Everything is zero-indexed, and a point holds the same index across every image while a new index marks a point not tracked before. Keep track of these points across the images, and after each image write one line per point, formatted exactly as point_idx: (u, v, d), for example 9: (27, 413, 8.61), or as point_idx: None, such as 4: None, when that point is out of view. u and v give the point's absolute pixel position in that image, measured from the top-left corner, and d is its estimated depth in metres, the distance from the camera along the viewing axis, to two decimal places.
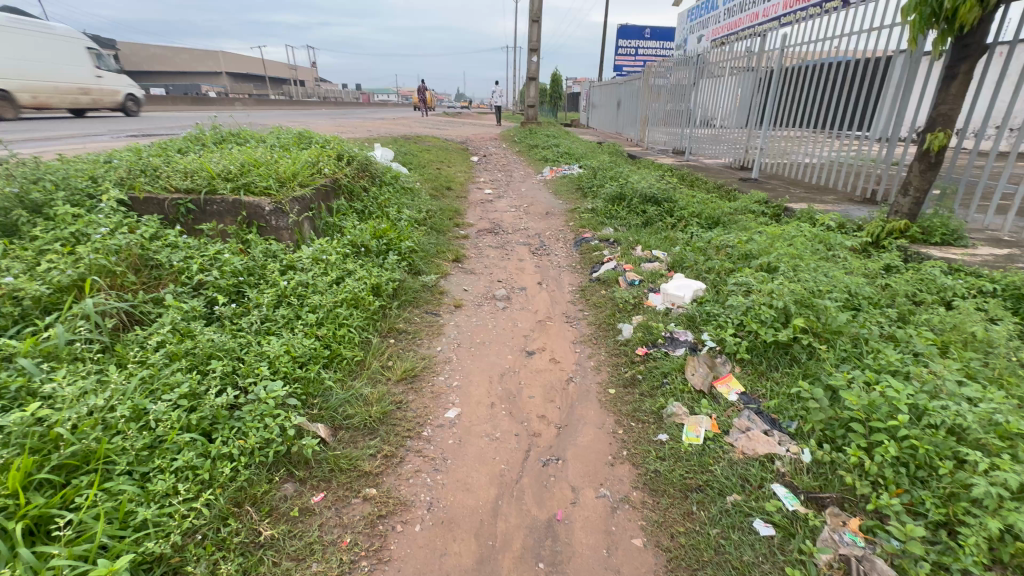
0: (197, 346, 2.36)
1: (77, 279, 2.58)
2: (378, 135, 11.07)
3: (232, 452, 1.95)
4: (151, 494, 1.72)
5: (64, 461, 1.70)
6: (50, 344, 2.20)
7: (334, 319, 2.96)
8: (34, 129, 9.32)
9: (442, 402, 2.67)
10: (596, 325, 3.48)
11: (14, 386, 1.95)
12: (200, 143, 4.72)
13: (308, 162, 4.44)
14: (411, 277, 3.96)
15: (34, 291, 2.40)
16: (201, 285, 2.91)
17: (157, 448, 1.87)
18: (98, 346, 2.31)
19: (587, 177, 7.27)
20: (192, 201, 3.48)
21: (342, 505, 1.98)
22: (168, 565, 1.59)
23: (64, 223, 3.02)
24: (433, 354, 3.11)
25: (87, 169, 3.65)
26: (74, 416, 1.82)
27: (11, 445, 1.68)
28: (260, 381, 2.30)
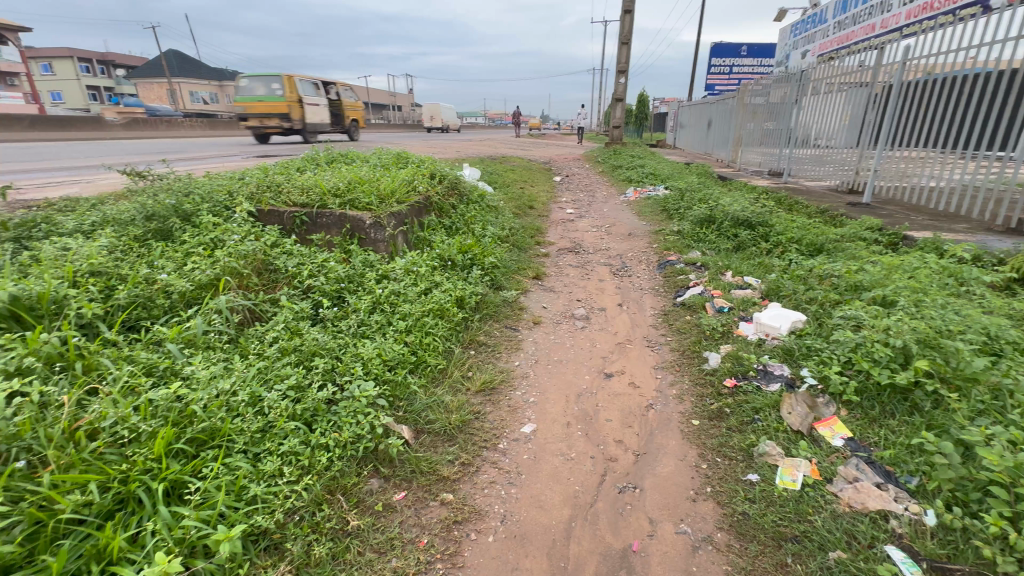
0: (304, 343, 2.62)
1: (214, 278, 2.98)
2: (468, 155, 11.63)
3: (329, 443, 2.13)
4: (260, 473, 1.91)
5: (196, 435, 1.96)
6: (190, 333, 2.56)
7: (421, 327, 3.13)
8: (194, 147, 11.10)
9: (519, 416, 2.70)
10: (680, 351, 3.33)
11: (163, 367, 2.29)
12: (315, 162, 5.30)
13: (405, 181, 4.78)
14: (493, 292, 4.08)
15: (181, 287, 2.82)
16: (310, 289, 3.23)
17: (268, 432, 2.09)
18: (226, 337, 2.64)
19: (674, 199, 7.05)
20: (306, 214, 3.88)
21: (420, 506, 2.06)
22: (271, 539, 1.76)
23: (206, 230, 3.51)
24: (511, 368, 3.16)
25: (225, 185, 4.22)
26: (206, 397, 2.09)
27: (158, 416, 1.97)
28: (354, 380, 2.48)
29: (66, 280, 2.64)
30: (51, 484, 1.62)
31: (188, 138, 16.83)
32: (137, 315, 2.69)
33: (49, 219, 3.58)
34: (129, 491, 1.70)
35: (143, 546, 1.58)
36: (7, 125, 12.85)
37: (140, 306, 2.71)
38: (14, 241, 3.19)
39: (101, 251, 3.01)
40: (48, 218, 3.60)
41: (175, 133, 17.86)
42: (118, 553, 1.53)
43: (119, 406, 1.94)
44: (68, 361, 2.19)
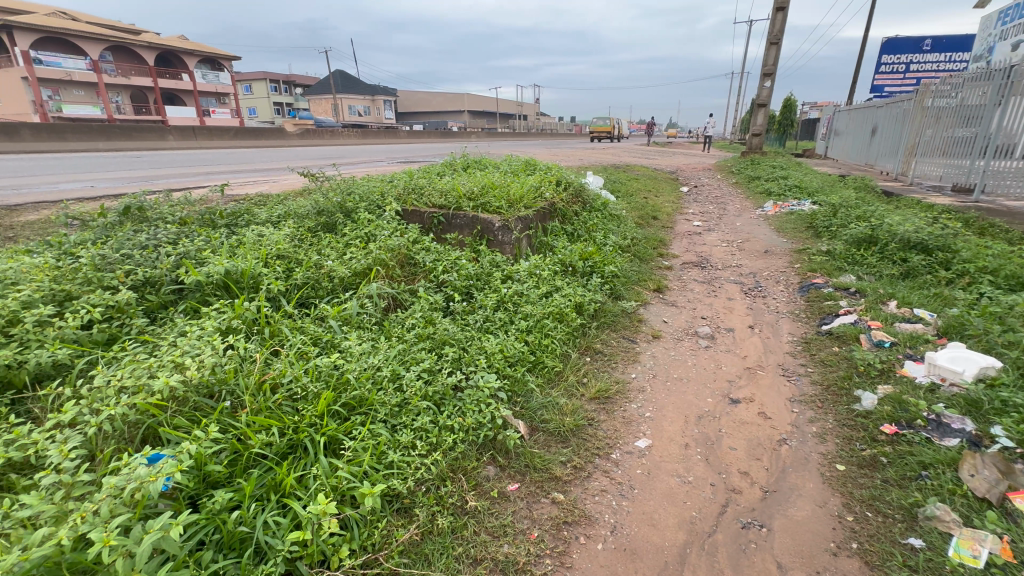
0: (436, 332, 2.87)
1: (367, 268, 3.41)
2: (590, 163, 11.63)
3: (454, 425, 2.30)
4: (397, 443, 2.14)
5: (348, 401, 2.26)
6: (347, 313, 2.96)
7: (541, 328, 3.22)
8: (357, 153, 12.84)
9: (633, 429, 2.64)
10: (823, 385, 2.96)
11: (326, 340, 2.69)
12: (452, 168, 5.74)
13: (533, 187, 4.96)
14: (611, 301, 4.04)
15: (341, 273, 3.27)
16: (443, 283, 3.52)
17: (404, 407, 2.32)
18: (374, 319, 3.00)
19: (824, 215, 6.26)
20: (443, 215, 4.23)
21: (532, 500, 2.13)
22: (402, 503, 1.96)
23: (362, 225, 4.03)
24: (627, 379, 3.10)
25: (379, 186, 4.79)
26: (357, 369, 2.41)
27: (321, 380, 2.32)
28: (478, 370, 2.65)
29: (261, 260, 3.24)
30: (246, 423, 2.00)
31: (346, 145, 19.37)
32: (308, 294, 3.19)
33: (250, 210, 4.42)
34: (299, 439, 2.03)
35: (307, 486, 1.87)
36: (220, 135, 16.04)
37: (311, 286, 3.21)
38: (227, 227, 3.99)
39: (285, 239, 3.63)
40: (249, 209, 4.44)
41: (337, 141, 20.64)
42: (289, 487, 1.83)
43: (295, 368, 2.32)
44: (261, 326, 2.69)
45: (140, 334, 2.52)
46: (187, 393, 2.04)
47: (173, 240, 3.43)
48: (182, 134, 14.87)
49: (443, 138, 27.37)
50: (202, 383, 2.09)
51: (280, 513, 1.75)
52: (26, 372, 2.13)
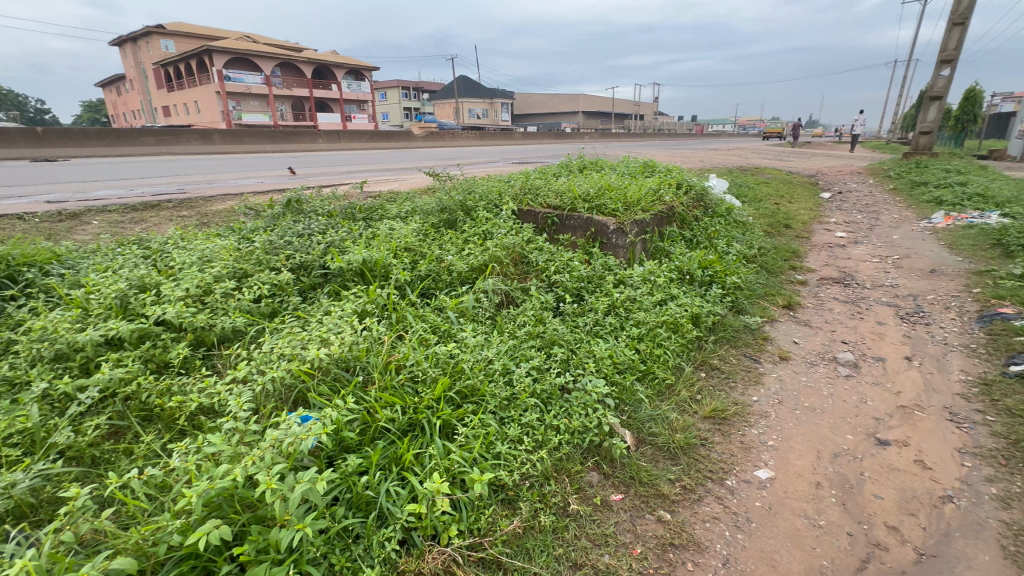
0: (546, 331, 2.91)
1: (483, 263, 3.57)
2: (714, 165, 10.85)
3: (560, 426, 2.31)
4: (505, 435, 2.20)
5: (462, 388, 2.39)
6: (464, 305, 3.12)
7: (653, 337, 3.09)
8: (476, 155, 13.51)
9: (752, 457, 2.41)
10: (1009, 439, 2.42)
11: (443, 329, 2.86)
12: (568, 169, 5.75)
13: (651, 189, 4.77)
14: (732, 315, 3.73)
15: (460, 268, 3.47)
16: (555, 283, 3.54)
17: (513, 401, 2.38)
18: (488, 313, 3.13)
19: (1018, 230, 5.11)
20: (558, 215, 4.26)
21: (636, 515, 2.05)
22: (507, 494, 2.01)
23: (481, 223, 4.22)
24: (748, 402, 2.83)
25: (497, 186, 4.98)
26: (472, 359, 2.53)
27: (439, 366, 2.48)
28: (587, 374, 2.63)
29: (392, 251, 3.56)
30: (375, 398, 2.21)
31: (465, 146, 20.52)
32: (429, 285, 3.42)
33: (383, 206, 4.87)
34: (418, 419, 2.19)
35: (423, 464, 2.01)
36: (359, 138, 17.92)
37: (432, 278, 3.45)
38: (364, 220, 4.44)
39: (412, 233, 3.94)
40: (383, 205, 4.89)
41: (457, 143, 21.84)
42: (408, 462, 1.98)
43: (417, 353, 2.51)
44: (389, 311, 2.96)
45: (295, 310, 2.92)
46: (330, 365, 2.32)
47: (322, 230, 3.92)
48: (330, 138, 16.99)
49: (557, 139, 27.59)
50: (341, 357, 2.36)
51: (400, 484, 1.91)
52: (214, 333, 2.60)
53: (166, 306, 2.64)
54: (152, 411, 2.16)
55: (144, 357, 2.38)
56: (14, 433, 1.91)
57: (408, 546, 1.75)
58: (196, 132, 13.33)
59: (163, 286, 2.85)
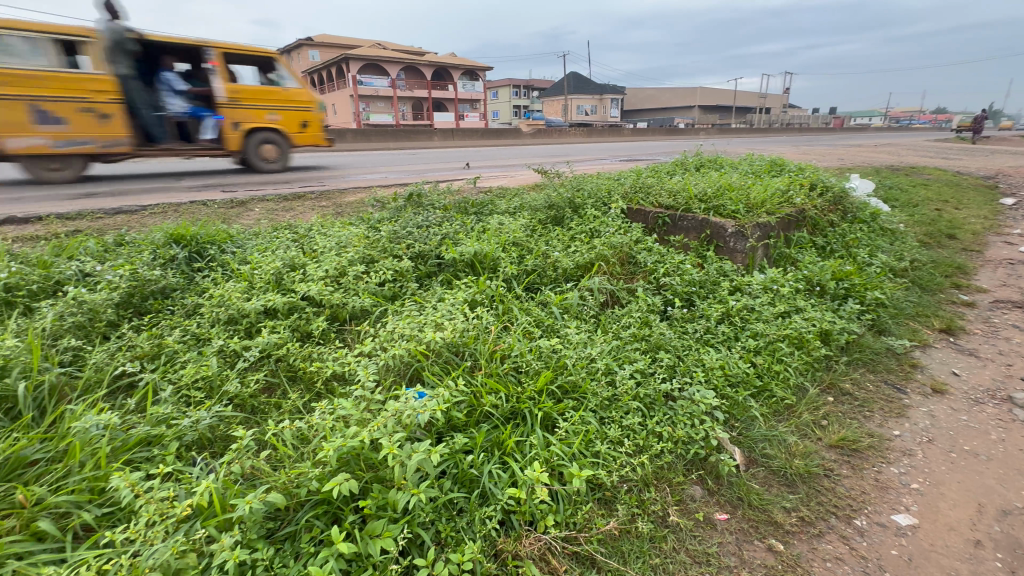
0: (652, 335, 2.81)
1: (589, 262, 3.56)
2: (856, 164, 9.53)
3: (662, 434, 2.22)
4: (605, 435, 2.18)
5: (563, 383, 2.42)
6: (569, 302, 3.14)
7: (772, 351, 2.83)
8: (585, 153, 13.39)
9: (889, 498, 2.11)
10: None
11: (547, 323, 2.91)
12: (682, 168, 5.46)
13: (779, 190, 4.35)
14: (871, 335, 3.27)
15: (566, 265, 3.49)
16: (664, 286, 3.41)
17: (615, 402, 2.35)
18: (592, 311, 3.11)
19: None
20: (670, 215, 4.08)
21: (743, 538, 1.91)
22: (604, 494, 2.00)
23: (588, 221, 4.20)
24: (887, 435, 2.47)
25: (606, 184, 4.90)
26: (575, 356, 2.54)
27: (542, 359, 2.53)
28: (694, 383, 2.50)
29: (500, 245, 3.70)
30: (481, 383, 2.34)
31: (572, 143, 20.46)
32: (535, 280, 3.49)
33: (494, 201, 5.06)
34: (520, 408, 2.27)
35: (524, 452, 2.09)
36: (470, 136, 18.66)
37: (538, 274, 3.51)
38: (476, 214, 4.66)
39: (520, 229, 4.05)
40: (493, 200, 5.09)
41: (564, 140, 21.73)
42: (510, 447, 2.07)
43: (521, 344, 2.60)
44: (497, 302, 3.08)
45: (413, 295, 3.17)
46: (442, 348, 2.49)
47: (438, 223, 4.19)
48: (446, 136, 18.02)
49: (670, 135, 26.26)
50: (453, 342, 2.53)
51: (501, 467, 2.00)
52: (346, 311, 2.93)
53: (310, 284, 3.04)
54: (297, 372, 2.51)
55: (292, 327, 2.77)
56: (200, 378, 2.36)
57: (507, 528, 1.82)
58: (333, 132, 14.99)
59: (308, 266, 3.28)
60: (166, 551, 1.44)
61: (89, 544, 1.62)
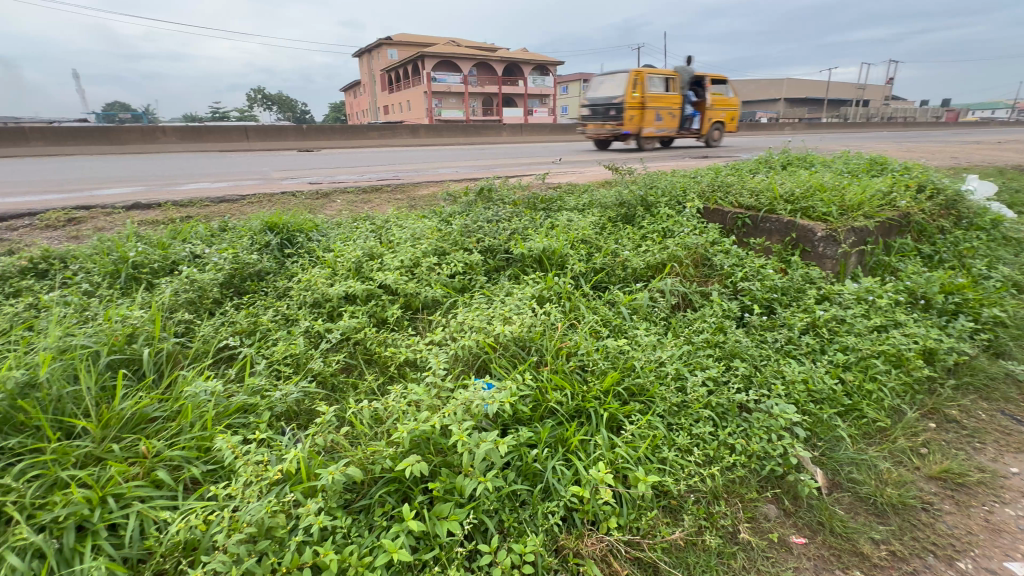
0: (726, 342, 2.68)
1: (661, 263, 3.45)
2: (974, 163, 8.41)
3: (735, 446, 2.11)
4: (672, 442, 2.11)
5: (630, 386, 2.37)
6: (638, 302, 3.06)
7: (865, 368, 2.59)
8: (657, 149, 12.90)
9: (1002, 543, 1.87)
10: None
11: (614, 323, 2.86)
12: (767, 166, 5.11)
13: (880, 192, 3.96)
14: (986, 358, 2.89)
15: (636, 264, 3.41)
16: (741, 291, 3.22)
17: (684, 409, 2.27)
18: (662, 313, 3.01)
19: None
20: (751, 216, 3.85)
21: (823, 567, 1.78)
22: (669, 503, 1.94)
23: (661, 220, 4.07)
24: (1002, 473, 2.19)
25: (681, 182, 4.71)
26: (643, 358, 2.48)
27: (609, 359, 2.50)
28: (773, 396, 2.35)
29: (569, 242, 3.68)
30: (547, 378, 2.35)
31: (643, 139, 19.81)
32: (603, 279, 3.44)
33: (563, 198, 5.04)
34: (585, 407, 2.25)
35: (587, 451, 2.07)
36: (539, 131, 18.61)
37: (606, 272, 3.46)
38: (545, 210, 4.66)
39: (589, 226, 4.00)
40: (562, 197, 5.06)
41: (635, 136, 21.04)
42: (574, 445, 2.07)
43: (588, 343, 2.57)
44: (564, 299, 3.07)
45: (482, 288, 3.24)
46: (510, 342, 2.53)
47: (508, 218, 4.25)
48: (515, 131, 18.13)
49: (751, 130, 24.66)
50: (520, 336, 2.56)
51: (565, 464, 2.00)
52: (419, 300, 3.05)
53: (387, 273, 3.20)
54: (373, 356, 2.66)
55: (370, 313, 2.94)
56: (288, 355, 2.57)
57: (568, 525, 1.82)
58: (408, 127, 15.59)
59: (385, 256, 3.45)
60: (261, 509, 1.59)
61: (196, 496, 1.83)
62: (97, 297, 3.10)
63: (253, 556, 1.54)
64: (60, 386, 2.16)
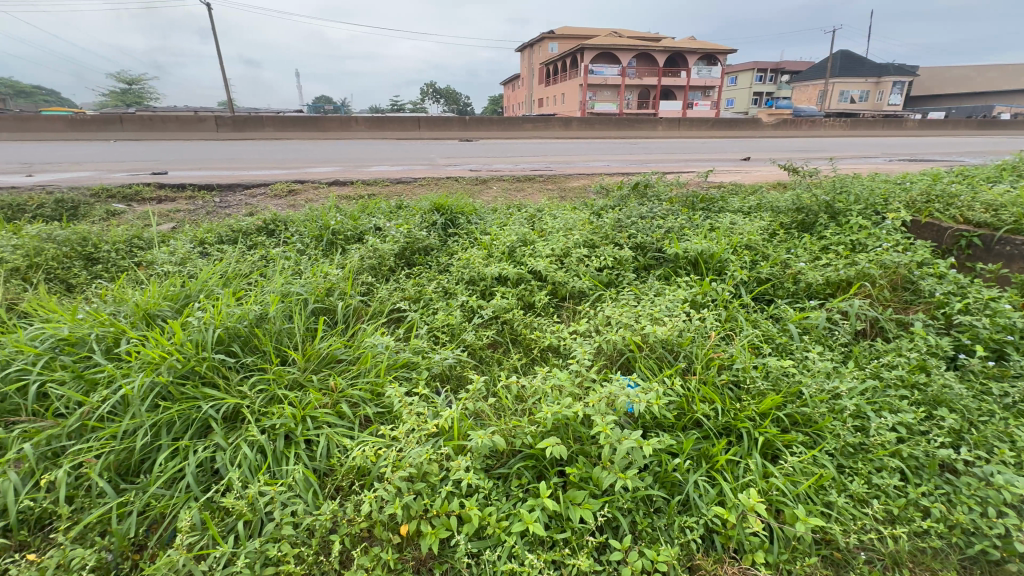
0: (931, 384, 2.20)
1: (846, 280, 2.98)
2: None
3: (931, 510, 1.74)
4: (843, 487, 1.83)
5: (794, 413, 2.11)
6: (811, 322, 2.69)
7: None
8: (846, 149, 11.04)
9: None
10: None
11: (779, 342, 2.56)
12: (1014, 174, 4.01)
13: None
14: None
15: (812, 279, 2.99)
16: (957, 326, 2.61)
17: (863, 453, 1.94)
18: (842, 338, 2.60)
19: None
20: (983, 235, 3.07)
21: None
22: (831, 553, 1.70)
23: (850, 231, 3.49)
24: None
25: (882, 189, 3.97)
26: (814, 385, 2.17)
27: (770, 379, 2.25)
28: (995, 462, 1.87)
29: (731, 247, 3.38)
30: (696, 388, 2.21)
31: (827, 136, 17.12)
32: (768, 291, 3.09)
33: (726, 198, 4.62)
34: (736, 426, 2.07)
35: (735, 474, 1.91)
36: (698, 126, 17.27)
37: (773, 284, 3.10)
38: (704, 211, 4.33)
39: (757, 231, 3.62)
40: (725, 197, 4.65)
41: (816, 134, 18.24)
42: (720, 464, 1.92)
43: (746, 358, 2.34)
44: (720, 307, 2.84)
45: (629, 284, 3.17)
46: (657, 343, 2.43)
47: (663, 215, 4.06)
48: (672, 125, 17.13)
49: (985, 128, 19.56)
50: (669, 339, 2.44)
51: (709, 481, 1.88)
52: (566, 289, 3.11)
53: (538, 260, 3.31)
54: (519, 337, 2.80)
55: (519, 296, 3.08)
56: (446, 325, 2.84)
57: (707, 545, 1.72)
58: (562, 120, 15.81)
59: (537, 243, 3.58)
60: (422, 456, 1.80)
61: (369, 431, 2.15)
62: (306, 256, 3.78)
63: (411, 493, 1.75)
64: (281, 322, 2.70)
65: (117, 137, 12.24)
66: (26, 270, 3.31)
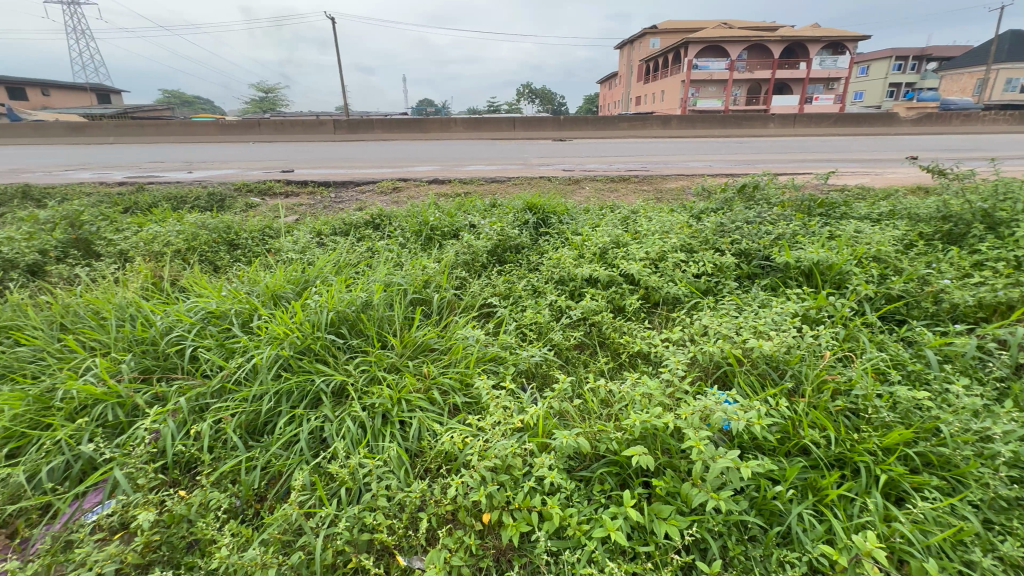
0: None
1: (1005, 302, 2.51)
2: None
3: None
4: (990, 546, 1.55)
5: (928, 453, 1.83)
6: (955, 349, 2.31)
7: None
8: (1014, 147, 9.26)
9: None
10: None
11: (911, 369, 2.24)
12: None
13: None
14: None
15: (958, 298, 2.56)
16: None
17: (1019, 509, 1.63)
18: (997, 370, 2.20)
19: None
20: None
21: None
22: None
23: (1014, 244, 2.94)
24: None
25: None
26: (957, 423, 1.86)
27: (898, 411, 1.97)
28: None
29: (855, 257, 3.01)
30: (804, 412, 2.00)
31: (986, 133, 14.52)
32: (899, 310, 2.71)
33: (851, 203, 4.13)
34: (852, 459, 1.85)
35: (848, 512, 1.72)
36: (818, 123, 15.58)
37: (906, 302, 2.71)
38: (822, 216, 3.91)
39: (889, 240, 3.19)
40: (850, 202, 4.15)
41: (971, 130, 15.56)
42: (830, 499, 1.73)
43: (868, 383, 2.08)
44: (837, 324, 2.55)
45: (730, 293, 2.96)
46: (760, 359, 2.25)
47: (773, 220, 3.73)
48: (787, 122, 15.64)
49: None
50: (775, 356, 2.24)
51: (815, 515, 1.71)
52: (659, 294, 2.99)
53: (631, 263, 3.22)
54: (607, 340, 2.76)
55: (609, 298, 3.02)
56: (533, 323, 2.87)
57: None
58: (661, 119, 15.17)
59: (631, 246, 3.48)
60: (507, 449, 1.85)
61: (457, 419, 2.25)
62: (407, 249, 4.04)
63: (495, 483, 1.80)
64: (383, 310, 2.92)
65: (256, 139, 14.03)
66: (186, 252, 3.92)
